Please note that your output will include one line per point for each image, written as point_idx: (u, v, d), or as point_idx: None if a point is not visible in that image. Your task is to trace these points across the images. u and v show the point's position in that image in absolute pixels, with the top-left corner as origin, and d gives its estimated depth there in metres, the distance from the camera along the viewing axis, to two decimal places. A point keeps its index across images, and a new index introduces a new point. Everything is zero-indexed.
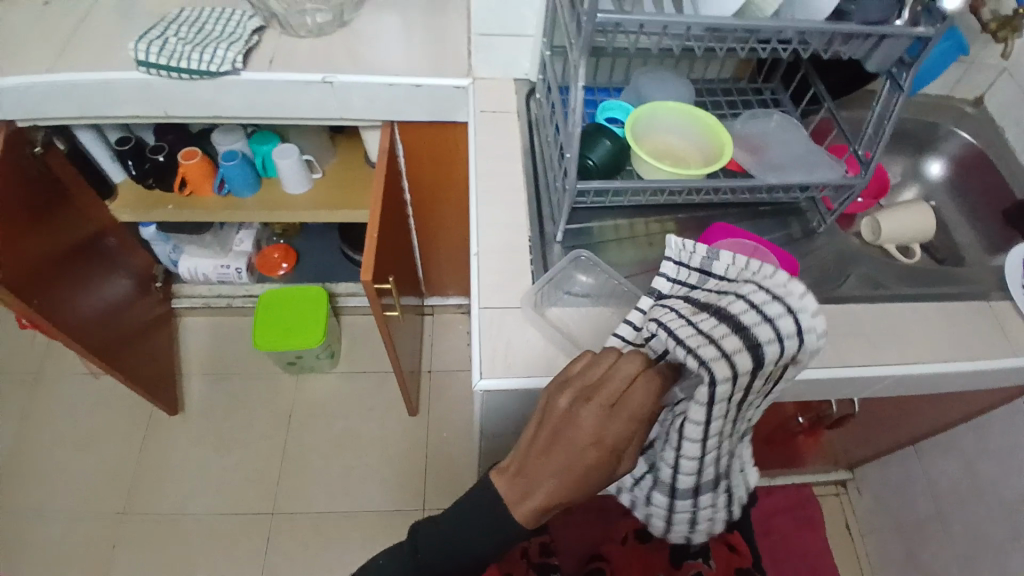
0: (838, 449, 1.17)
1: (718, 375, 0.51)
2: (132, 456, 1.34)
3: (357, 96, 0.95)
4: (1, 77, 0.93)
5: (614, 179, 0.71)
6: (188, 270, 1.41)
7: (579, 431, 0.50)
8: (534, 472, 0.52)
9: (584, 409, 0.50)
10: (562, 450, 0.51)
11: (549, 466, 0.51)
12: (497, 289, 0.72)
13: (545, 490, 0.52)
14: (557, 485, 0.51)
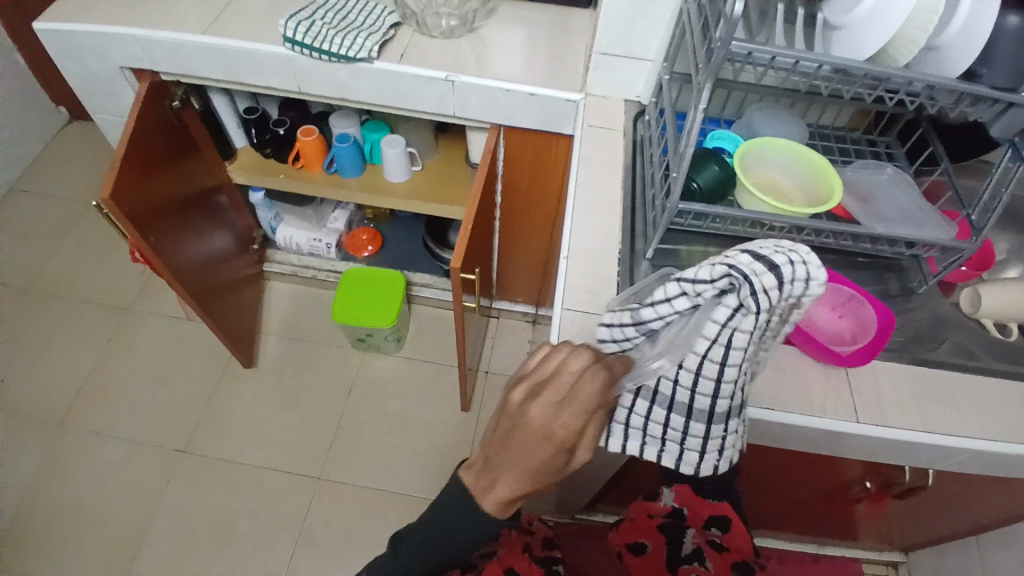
0: (897, 526, 1.11)
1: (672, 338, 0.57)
2: (201, 400, 1.44)
3: (474, 95, 1.01)
4: (164, 34, 1.04)
5: (716, 205, 0.72)
6: (284, 237, 1.53)
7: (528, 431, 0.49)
8: (497, 465, 0.53)
9: (533, 404, 0.49)
10: (518, 445, 0.51)
11: (507, 460, 0.52)
12: (582, 292, 0.74)
13: (507, 482, 0.53)
14: (517, 479, 0.52)
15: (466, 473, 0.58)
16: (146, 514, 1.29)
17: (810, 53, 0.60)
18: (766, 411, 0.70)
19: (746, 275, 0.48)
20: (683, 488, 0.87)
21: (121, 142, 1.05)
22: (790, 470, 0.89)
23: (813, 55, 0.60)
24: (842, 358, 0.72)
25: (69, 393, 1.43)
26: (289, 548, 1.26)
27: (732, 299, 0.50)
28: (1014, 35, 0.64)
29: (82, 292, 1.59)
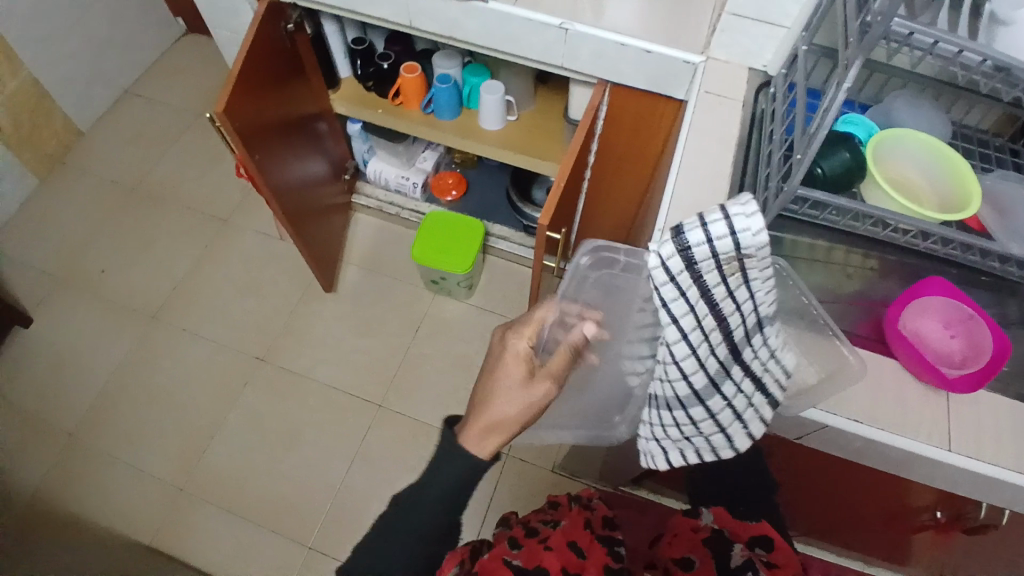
0: (957, 564, 1.04)
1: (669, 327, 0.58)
2: (281, 316, 1.52)
3: (586, 47, 0.97)
4: None
5: (841, 197, 0.67)
6: (375, 171, 1.56)
7: (506, 393, 0.66)
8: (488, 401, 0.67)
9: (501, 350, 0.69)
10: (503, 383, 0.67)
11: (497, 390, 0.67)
12: None
13: (494, 413, 0.66)
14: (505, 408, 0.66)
15: (460, 426, 0.68)
16: (222, 410, 1.40)
17: (982, 44, 0.52)
18: (849, 422, 0.67)
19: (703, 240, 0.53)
20: (721, 510, 0.84)
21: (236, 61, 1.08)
22: (858, 486, 0.84)
23: (986, 47, 0.52)
24: (947, 381, 0.67)
25: (166, 290, 1.56)
26: (344, 465, 1.34)
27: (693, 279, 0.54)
28: None
29: (185, 199, 1.70)
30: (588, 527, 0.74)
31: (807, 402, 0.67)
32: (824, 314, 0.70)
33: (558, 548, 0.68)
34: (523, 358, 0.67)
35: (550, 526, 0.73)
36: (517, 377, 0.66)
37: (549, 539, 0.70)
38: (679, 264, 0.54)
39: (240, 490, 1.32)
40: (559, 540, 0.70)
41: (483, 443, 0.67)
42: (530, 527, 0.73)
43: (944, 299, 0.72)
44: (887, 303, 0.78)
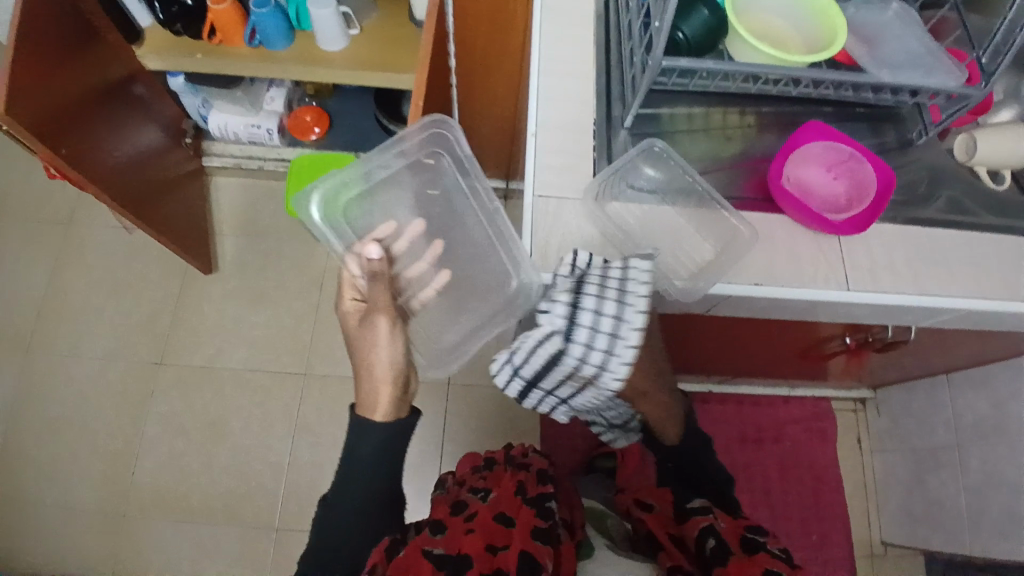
0: (871, 371, 1.14)
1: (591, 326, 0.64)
2: (168, 310, 1.37)
3: None
4: None
5: (704, 60, 0.63)
6: (219, 125, 1.36)
7: (375, 339, 0.69)
8: (365, 378, 0.70)
9: (351, 315, 0.74)
10: (362, 338, 0.70)
11: (368, 358, 0.70)
12: (557, 172, 0.69)
13: (378, 370, 0.70)
14: (384, 366, 0.70)
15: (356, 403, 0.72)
16: (136, 425, 1.29)
17: None
18: (751, 287, 0.67)
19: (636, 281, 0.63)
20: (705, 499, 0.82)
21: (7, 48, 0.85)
22: (771, 334, 0.88)
23: None
24: (833, 225, 0.67)
25: (25, 316, 1.36)
26: (288, 442, 1.28)
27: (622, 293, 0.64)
28: None
29: (10, 207, 1.44)
30: (519, 492, 0.73)
31: (710, 281, 0.67)
32: (709, 187, 0.71)
33: (480, 528, 0.67)
34: (355, 309, 0.74)
35: (478, 502, 0.72)
36: (360, 328, 0.71)
37: (474, 518, 0.69)
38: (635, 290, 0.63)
39: (185, 499, 1.24)
40: (485, 517, 0.69)
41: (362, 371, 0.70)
42: (456, 504, 0.73)
43: (818, 143, 0.70)
44: (767, 157, 0.76)
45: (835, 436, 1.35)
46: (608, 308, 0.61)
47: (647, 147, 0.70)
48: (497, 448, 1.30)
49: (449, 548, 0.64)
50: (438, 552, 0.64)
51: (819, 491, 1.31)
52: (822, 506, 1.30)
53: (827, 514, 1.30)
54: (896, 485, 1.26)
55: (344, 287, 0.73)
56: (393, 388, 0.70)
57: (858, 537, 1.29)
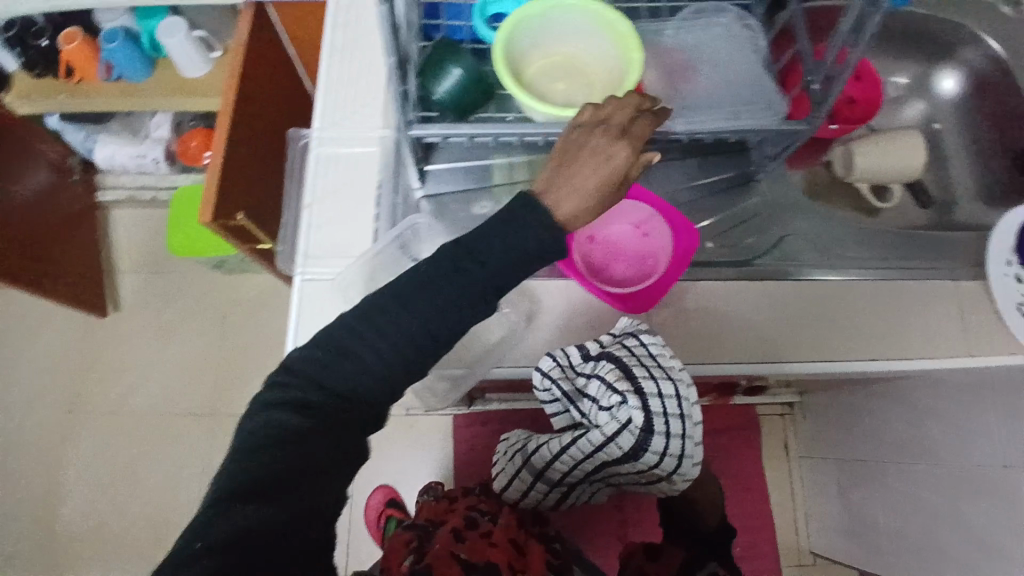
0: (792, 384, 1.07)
1: (597, 435, 0.58)
2: (77, 354, 1.35)
3: None
4: None
5: (463, 124, 0.54)
6: (106, 159, 1.29)
7: (583, 160, 0.45)
8: (563, 182, 0.45)
9: (597, 132, 0.46)
10: (590, 164, 0.45)
11: (570, 177, 0.45)
12: (330, 254, 0.60)
13: (573, 193, 0.45)
14: (594, 187, 0.45)
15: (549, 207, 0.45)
16: (52, 474, 1.28)
17: None
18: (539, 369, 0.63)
19: (649, 398, 0.55)
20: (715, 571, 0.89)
21: None
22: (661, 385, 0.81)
23: None
24: (633, 303, 0.59)
25: None
26: (199, 486, 1.26)
27: (639, 423, 0.56)
28: None
29: None
30: (521, 522, 0.74)
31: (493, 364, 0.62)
32: None
33: (501, 545, 0.67)
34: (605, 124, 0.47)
35: (488, 520, 0.71)
36: (618, 154, 0.45)
37: (492, 533, 0.69)
38: (658, 406, 0.56)
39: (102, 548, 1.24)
40: (502, 537, 0.69)
41: (555, 193, 0.45)
42: (467, 518, 0.71)
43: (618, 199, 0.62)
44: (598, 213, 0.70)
45: (761, 442, 1.29)
46: (675, 430, 0.56)
47: (410, 223, 0.59)
48: (413, 478, 1.26)
49: (474, 555, 0.64)
50: (465, 556, 0.63)
51: (744, 500, 1.25)
52: (750, 517, 1.25)
53: (754, 525, 1.24)
54: (823, 496, 1.21)
55: (621, 101, 0.48)
56: (574, 215, 0.45)
57: (787, 545, 1.25)
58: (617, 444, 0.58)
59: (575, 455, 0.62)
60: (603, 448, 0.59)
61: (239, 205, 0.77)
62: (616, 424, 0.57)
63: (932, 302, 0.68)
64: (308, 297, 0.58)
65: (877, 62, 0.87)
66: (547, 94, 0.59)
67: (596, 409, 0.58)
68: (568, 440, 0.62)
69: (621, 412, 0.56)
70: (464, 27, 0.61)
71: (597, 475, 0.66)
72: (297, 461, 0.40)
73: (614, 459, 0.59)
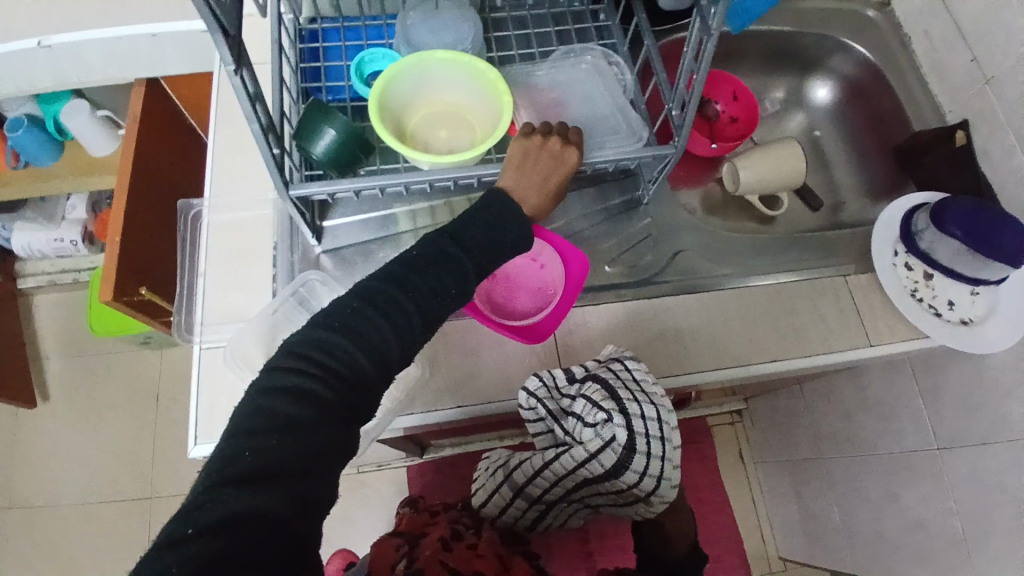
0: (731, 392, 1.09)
1: (578, 453, 0.60)
2: (4, 452, 1.28)
3: (88, 54, 0.74)
4: None
5: (344, 179, 0.56)
6: (22, 246, 1.26)
7: (547, 159, 0.55)
8: (525, 181, 0.54)
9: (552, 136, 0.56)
10: (546, 163, 0.55)
11: (533, 176, 0.54)
12: (224, 321, 0.59)
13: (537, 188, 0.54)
14: (552, 182, 0.55)
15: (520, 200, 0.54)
16: None
17: None
18: (451, 411, 0.62)
19: (633, 419, 0.58)
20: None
21: None
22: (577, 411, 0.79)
23: None
24: (538, 332, 0.60)
25: None
26: None
27: (621, 440, 0.58)
28: None
29: None
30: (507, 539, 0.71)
31: (399, 411, 0.61)
32: None
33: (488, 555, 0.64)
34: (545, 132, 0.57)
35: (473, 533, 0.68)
36: (563, 156, 0.56)
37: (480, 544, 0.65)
38: (639, 426, 0.59)
39: None
40: (488, 548, 0.65)
41: (520, 186, 0.54)
42: (451, 530, 0.67)
43: None
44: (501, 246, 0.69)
45: (715, 454, 1.30)
46: (654, 450, 0.59)
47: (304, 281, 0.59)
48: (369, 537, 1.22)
49: (463, 565, 0.61)
50: (454, 565, 0.60)
51: (706, 514, 1.25)
52: (713, 531, 1.25)
53: (719, 539, 1.24)
54: (780, 500, 1.22)
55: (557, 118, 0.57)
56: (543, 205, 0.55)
57: (755, 553, 1.25)
58: (598, 460, 0.60)
59: (554, 473, 0.63)
60: (584, 465, 0.60)
61: (133, 276, 0.80)
62: (601, 442, 0.59)
63: (826, 300, 0.71)
64: (207, 368, 0.57)
65: (756, 80, 0.92)
66: (431, 144, 0.62)
67: (580, 426, 0.60)
68: (552, 454, 0.62)
69: (607, 431, 0.59)
70: (345, 87, 0.64)
71: (570, 495, 0.67)
72: (300, 450, 0.37)
73: (594, 474, 0.61)
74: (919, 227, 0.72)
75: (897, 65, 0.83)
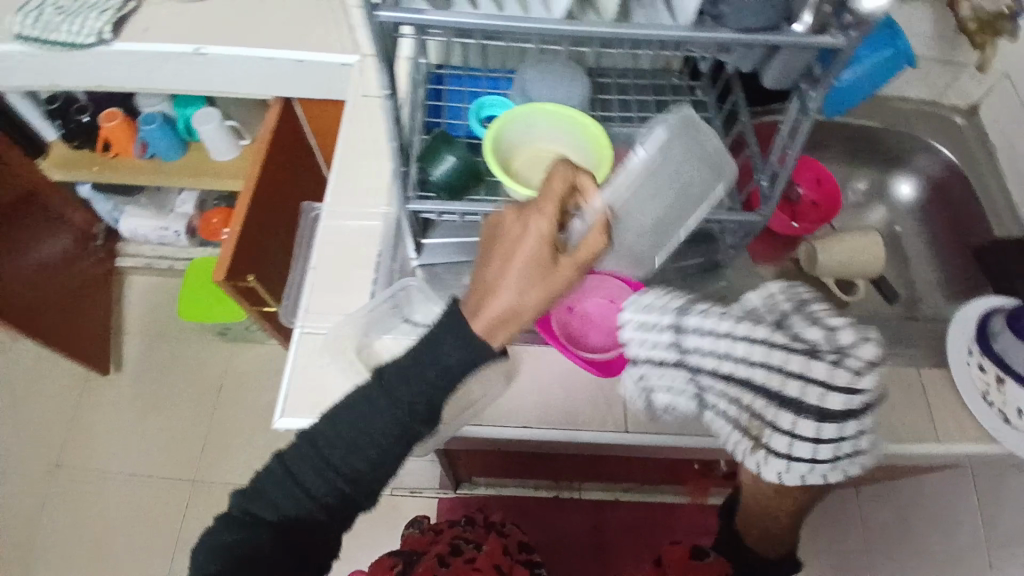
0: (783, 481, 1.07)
1: (801, 361, 0.46)
2: (69, 413, 1.36)
3: (237, 68, 0.85)
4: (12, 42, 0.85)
5: (455, 200, 0.62)
6: (128, 229, 1.39)
7: (518, 254, 0.44)
8: (494, 274, 0.44)
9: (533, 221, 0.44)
10: (513, 254, 0.44)
11: (503, 272, 0.44)
12: (327, 311, 0.65)
13: (505, 292, 0.44)
14: (528, 284, 0.43)
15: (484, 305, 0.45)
16: (21, 534, 1.26)
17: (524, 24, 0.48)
18: (519, 430, 0.64)
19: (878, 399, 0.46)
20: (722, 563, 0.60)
21: None
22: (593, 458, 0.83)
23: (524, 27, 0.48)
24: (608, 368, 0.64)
25: None
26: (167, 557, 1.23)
27: (850, 399, 0.45)
28: None
29: None
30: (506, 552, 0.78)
31: (469, 421, 0.63)
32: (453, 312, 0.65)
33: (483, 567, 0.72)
34: (524, 216, 0.44)
35: (473, 548, 0.76)
36: (544, 249, 0.43)
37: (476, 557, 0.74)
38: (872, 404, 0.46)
39: None
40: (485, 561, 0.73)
41: (493, 288, 0.44)
42: (452, 546, 0.76)
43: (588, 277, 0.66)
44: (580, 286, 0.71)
45: None
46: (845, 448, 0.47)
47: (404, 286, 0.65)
48: None
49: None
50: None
51: None
52: None
53: None
54: None
55: (556, 180, 0.44)
56: (517, 317, 0.44)
57: None
58: (811, 394, 0.46)
59: (750, 354, 0.48)
60: (798, 376, 0.46)
61: (245, 263, 0.86)
62: (839, 375, 0.45)
63: (899, 389, 0.71)
64: (302, 350, 0.63)
65: (839, 171, 0.96)
66: (533, 182, 0.66)
67: (825, 335, 0.46)
68: (767, 332, 0.47)
69: (856, 364, 0.46)
70: (461, 122, 0.72)
71: (700, 377, 0.51)
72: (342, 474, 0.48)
73: (783, 398, 0.47)
74: (995, 328, 0.71)
75: (982, 172, 0.85)
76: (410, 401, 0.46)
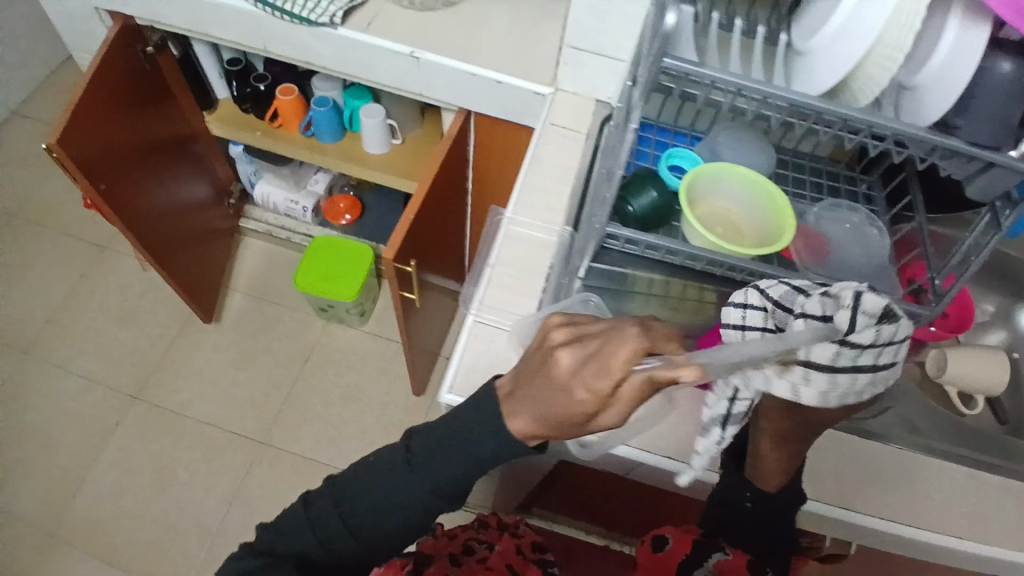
0: None
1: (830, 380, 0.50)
2: (162, 349, 1.43)
3: (440, 76, 0.94)
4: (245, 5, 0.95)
5: (648, 233, 0.67)
6: (262, 194, 1.49)
7: (545, 383, 0.45)
8: (520, 390, 0.48)
9: (567, 367, 0.44)
10: (542, 386, 0.46)
11: (529, 393, 0.47)
12: (499, 307, 0.71)
13: (522, 415, 0.48)
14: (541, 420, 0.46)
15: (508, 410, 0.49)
16: (92, 451, 1.32)
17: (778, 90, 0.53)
18: (660, 459, 0.65)
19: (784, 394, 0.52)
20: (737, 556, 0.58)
21: (73, 93, 1.00)
22: (658, 496, 0.83)
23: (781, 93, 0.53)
24: None
25: (37, 322, 1.45)
26: (222, 507, 1.26)
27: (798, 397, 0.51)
28: (1000, 90, 0.54)
29: (64, 222, 1.58)
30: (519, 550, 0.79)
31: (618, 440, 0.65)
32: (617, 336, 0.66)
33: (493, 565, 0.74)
34: (563, 360, 0.44)
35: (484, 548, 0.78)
36: (568, 407, 0.44)
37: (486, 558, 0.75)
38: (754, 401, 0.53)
39: (109, 536, 1.24)
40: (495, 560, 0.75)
41: (517, 399, 0.48)
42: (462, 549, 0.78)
43: None
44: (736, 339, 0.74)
45: None
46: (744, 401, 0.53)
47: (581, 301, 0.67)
48: None
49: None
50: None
51: None
52: None
53: None
54: None
55: (615, 350, 0.42)
56: (530, 436, 0.48)
57: None
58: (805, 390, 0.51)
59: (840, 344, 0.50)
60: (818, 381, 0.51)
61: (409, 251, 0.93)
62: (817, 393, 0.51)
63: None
64: (475, 336, 0.68)
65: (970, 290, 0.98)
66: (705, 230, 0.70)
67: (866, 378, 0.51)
68: (875, 347, 0.50)
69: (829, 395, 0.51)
70: (647, 164, 0.78)
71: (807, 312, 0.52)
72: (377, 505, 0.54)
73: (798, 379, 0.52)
74: None
75: None
76: (433, 477, 0.53)
